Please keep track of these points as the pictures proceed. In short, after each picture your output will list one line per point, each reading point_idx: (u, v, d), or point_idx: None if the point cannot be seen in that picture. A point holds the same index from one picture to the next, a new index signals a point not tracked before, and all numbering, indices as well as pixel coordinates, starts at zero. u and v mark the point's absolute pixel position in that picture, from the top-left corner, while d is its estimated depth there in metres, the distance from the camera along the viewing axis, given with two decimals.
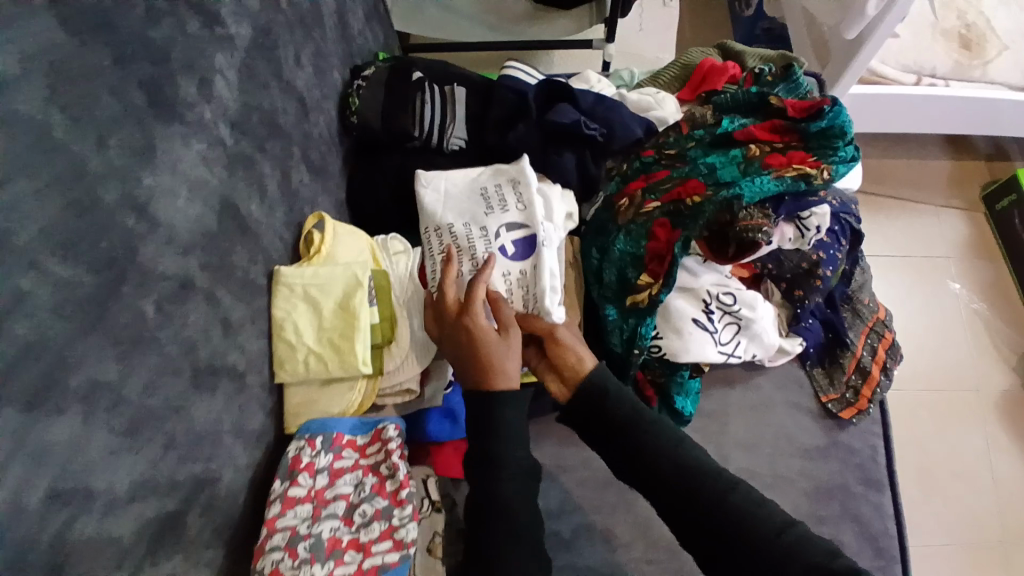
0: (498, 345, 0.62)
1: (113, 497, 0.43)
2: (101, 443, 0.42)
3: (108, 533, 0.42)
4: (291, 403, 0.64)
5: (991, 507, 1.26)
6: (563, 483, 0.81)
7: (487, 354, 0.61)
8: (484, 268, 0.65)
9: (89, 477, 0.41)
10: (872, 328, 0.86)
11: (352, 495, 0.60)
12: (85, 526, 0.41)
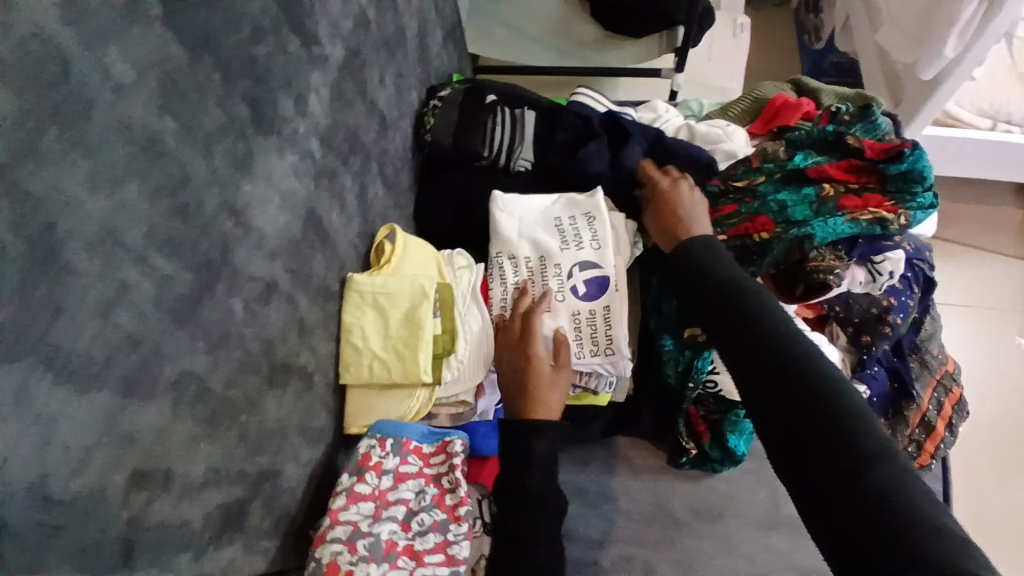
0: (548, 379, 0.67)
1: (192, 482, 0.44)
2: (186, 431, 0.43)
3: (182, 516, 0.43)
4: (352, 405, 0.65)
5: None
6: (605, 512, 0.80)
7: (536, 386, 0.66)
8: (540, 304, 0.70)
9: (174, 461, 0.42)
10: (939, 380, 0.83)
11: (412, 502, 0.60)
12: (162, 510, 0.41)
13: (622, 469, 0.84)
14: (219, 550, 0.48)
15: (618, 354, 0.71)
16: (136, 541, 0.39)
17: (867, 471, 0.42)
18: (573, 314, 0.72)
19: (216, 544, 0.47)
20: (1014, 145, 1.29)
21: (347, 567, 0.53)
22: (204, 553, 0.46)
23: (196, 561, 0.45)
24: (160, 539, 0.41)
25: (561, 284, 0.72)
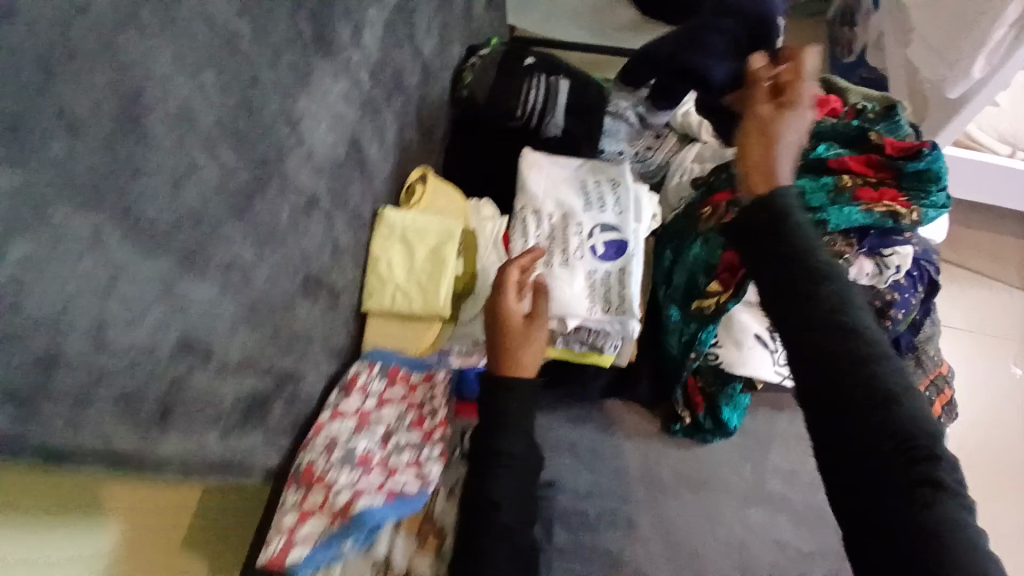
0: (519, 334, 0.65)
1: (228, 364, 0.47)
2: (227, 315, 0.46)
3: (217, 393, 0.47)
4: (371, 332, 0.69)
5: None
6: (594, 469, 0.84)
7: (504, 339, 0.64)
8: (523, 258, 0.68)
9: (216, 340, 0.45)
10: (933, 380, 0.86)
11: (391, 423, 0.63)
12: (199, 380, 0.44)
13: (615, 431, 0.87)
14: (241, 434, 0.51)
15: (628, 314, 0.74)
16: (176, 404, 0.43)
17: (932, 502, 0.39)
18: (590, 272, 0.74)
19: (239, 429, 0.51)
20: None
21: (323, 469, 0.58)
22: (229, 434, 0.50)
23: (222, 439, 0.49)
24: (196, 409, 0.45)
25: (581, 242, 0.75)
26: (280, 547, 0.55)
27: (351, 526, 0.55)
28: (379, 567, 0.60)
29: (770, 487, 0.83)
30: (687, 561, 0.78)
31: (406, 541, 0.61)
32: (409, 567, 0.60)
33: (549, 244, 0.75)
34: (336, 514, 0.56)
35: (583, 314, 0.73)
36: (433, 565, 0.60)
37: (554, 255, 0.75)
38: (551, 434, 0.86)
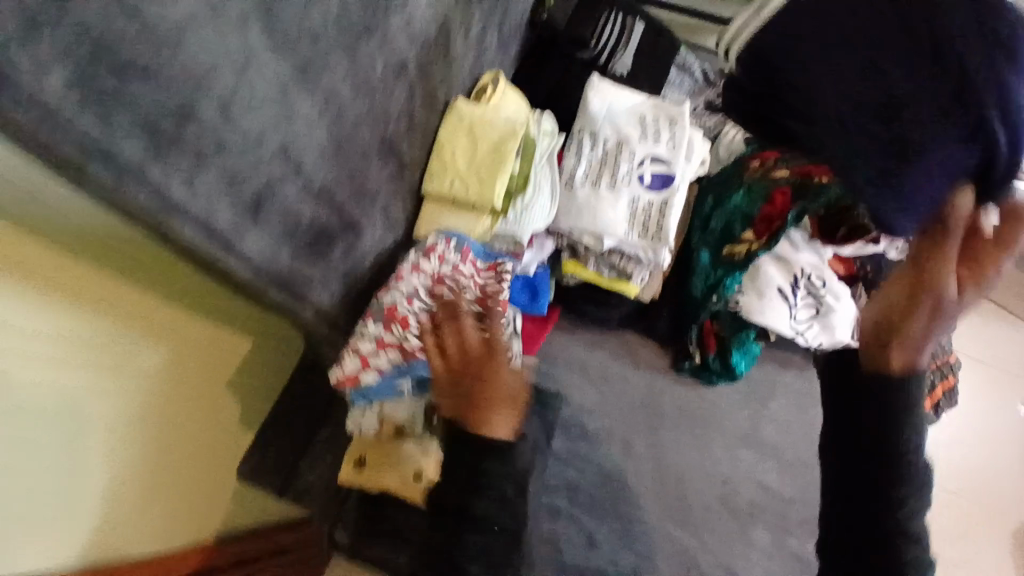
0: (500, 393, 0.58)
1: (312, 188, 0.54)
2: (318, 142, 0.52)
3: (297, 210, 0.53)
4: (424, 213, 0.74)
5: None
6: (602, 389, 0.91)
7: (483, 401, 0.57)
8: (496, 370, 0.59)
9: (306, 161, 0.51)
10: (939, 367, 0.88)
11: (463, 292, 0.69)
12: (286, 192, 0.51)
13: (627, 360, 0.92)
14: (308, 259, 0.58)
15: (662, 243, 0.78)
16: (268, 203, 0.49)
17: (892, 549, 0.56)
18: (633, 198, 0.78)
19: (306, 255, 0.57)
20: None
21: (405, 312, 0.66)
22: (299, 255, 0.56)
23: (292, 257, 0.55)
24: (279, 217, 0.51)
25: (631, 169, 0.78)
26: (354, 368, 0.64)
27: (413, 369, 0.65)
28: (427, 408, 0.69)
29: (763, 434, 0.88)
30: (672, 484, 0.86)
31: None
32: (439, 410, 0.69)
33: (600, 167, 0.79)
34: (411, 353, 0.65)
35: (620, 236, 0.78)
36: None
37: (603, 176, 0.79)
38: (567, 351, 0.93)
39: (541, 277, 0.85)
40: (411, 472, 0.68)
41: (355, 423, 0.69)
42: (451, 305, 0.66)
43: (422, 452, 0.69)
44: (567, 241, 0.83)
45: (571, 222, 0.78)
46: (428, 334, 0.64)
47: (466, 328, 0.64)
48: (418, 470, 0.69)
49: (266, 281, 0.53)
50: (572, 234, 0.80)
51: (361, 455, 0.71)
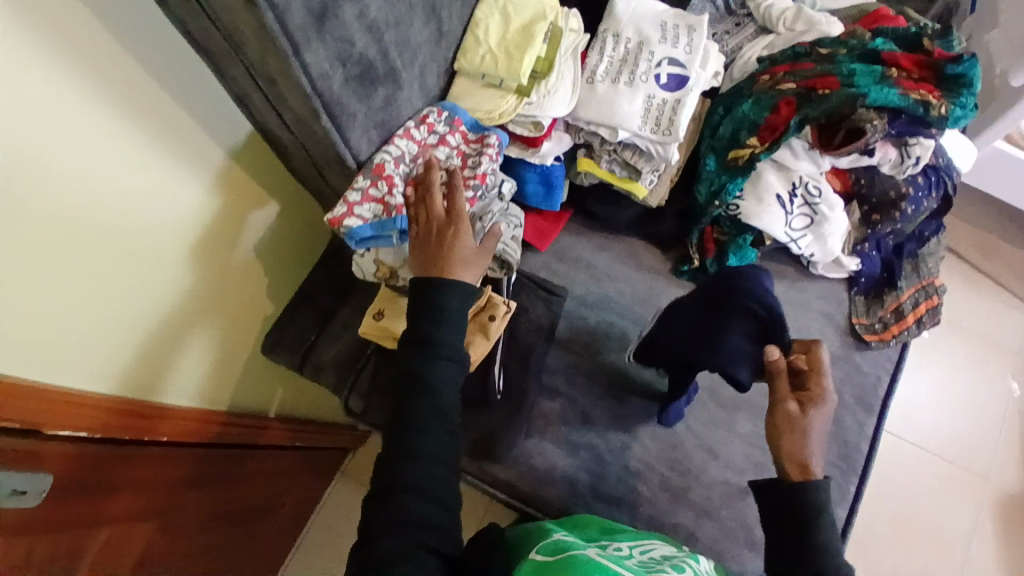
0: (465, 251, 0.69)
1: (366, 18, 0.63)
2: None
3: (351, 36, 0.62)
4: (455, 87, 0.81)
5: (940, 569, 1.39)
6: (605, 287, 0.97)
7: (450, 257, 0.68)
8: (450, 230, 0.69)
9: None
10: (922, 287, 0.96)
11: (442, 161, 0.76)
12: (344, 10, 0.60)
13: (630, 263, 0.99)
14: (354, 89, 0.66)
15: (671, 137, 0.84)
16: (331, 16, 0.59)
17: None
18: (649, 95, 0.85)
19: (353, 86, 0.66)
20: None
21: (390, 171, 0.72)
22: (348, 83, 0.65)
23: (342, 82, 0.64)
24: (337, 37, 0.61)
25: (649, 68, 0.85)
26: (342, 212, 0.70)
27: (393, 222, 0.72)
28: None
29: None
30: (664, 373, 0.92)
31: None
32: None
33: (621, 67, 0.86)
34: (392, 209, 0.72)
35: (633, 128, 0.84)
36: None
37: (622, 74, 0.86)
38: (575, 250, 0.99)
39: (556, 171, 0.90)
40: None
41: (360, 271, 0.77)
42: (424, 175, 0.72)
43: None
44: (584, 137, 0.90)
45: (590, 112, 0.85)
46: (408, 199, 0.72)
47: (434, 198, 0.71)
48: None
49: (317, 96, 0.63)
50: (590, 126, 0.87)
51: (381, 307, 0.83)
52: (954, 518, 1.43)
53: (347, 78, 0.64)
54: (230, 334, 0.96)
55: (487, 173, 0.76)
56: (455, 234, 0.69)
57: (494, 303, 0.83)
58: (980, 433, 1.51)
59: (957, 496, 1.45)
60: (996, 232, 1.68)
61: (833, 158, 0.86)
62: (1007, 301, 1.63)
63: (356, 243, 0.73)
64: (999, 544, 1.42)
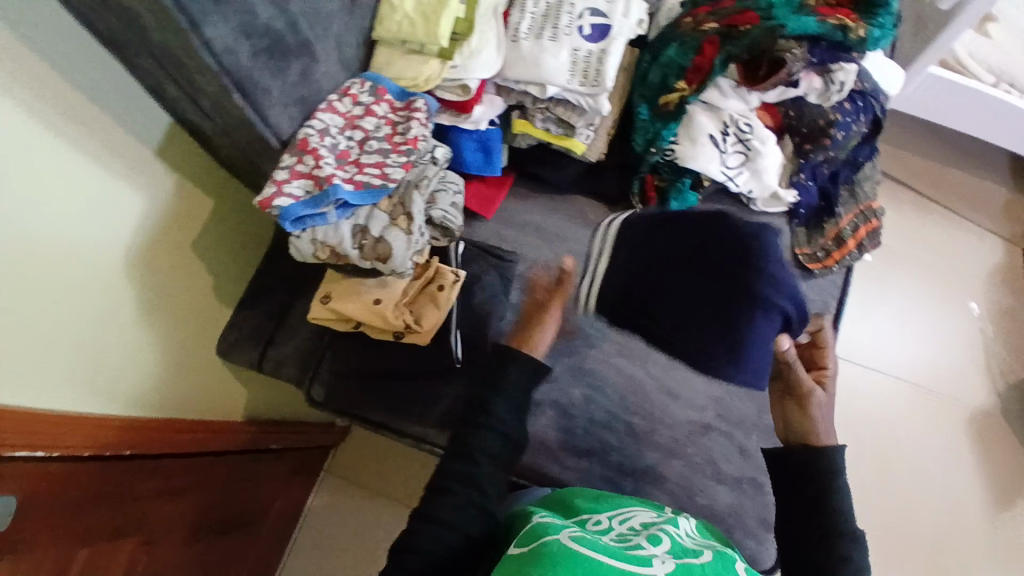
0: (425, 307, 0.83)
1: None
2: None
3: (255, 7, 0.61)
4: (377, 59, 0.80)
5: (915, 488, 1.46)
6: (555, 247, 0.98)
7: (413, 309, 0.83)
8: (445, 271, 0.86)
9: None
10: (860, 211, 0.99)
11: (371, 131, 0.76)
12: None
13: (578, 221, 0.99)
14: (266, 63, 0.65)
15: (600, 88, 0.85)
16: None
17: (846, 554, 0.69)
18: (574, 48, 0.85)
19: (263, 59, 0.65)
20: (1011, 104, 1.38)
21: (315, 145, 0.71)
22: (257, 57, 0.64)
23: (251, 56, 0.63)
24: (239, 8, 0.59)
25: (571, 21, 0.85)
26: (271, 192, 0.69)
27: (326, 194, 0.70)
28: (356, 231, 0.74)
29: None
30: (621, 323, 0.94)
31: (380, 214, 0.75)
32: (382, 235, 0.74)
33: (544, 23, 0.86)
34: (320, 181, 0.70)
35: (562, 83, 0.84)
36: (404, 239, 0.75)
37: (546, 29, 0.85)
38: (522, 214, 0.99)
39: (492, 136, 0.91)
40: (371, 300, 0.81)
41: (298, 254, 0.75)
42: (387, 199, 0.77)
43: (382, 285, 0.82)
44: (516, 99, 0.89)
45: (517, 72, 0.85)
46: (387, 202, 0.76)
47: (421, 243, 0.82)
48: (378, 297, 0.81)
49: (226, 72, 0.62)
50: (519, 86, 0.87)
51: (328, 291, 0.83)
52: (923, 439, 1.49)
53: (257, 52, 0.63)
54: (186, 339, 0.95)
55: (418, 137, 0.75)
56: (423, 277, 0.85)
57: (443, 273, 0.85)
58: (942, 356, 1.57)
59: (924, 418, 1.51)
60: (942, 158, 1.72)
61: (761, 94, 0.88)
62: (957, 225, 1.68)
63: (290, 223, 0.71)
64: (968, 459, 1.49)
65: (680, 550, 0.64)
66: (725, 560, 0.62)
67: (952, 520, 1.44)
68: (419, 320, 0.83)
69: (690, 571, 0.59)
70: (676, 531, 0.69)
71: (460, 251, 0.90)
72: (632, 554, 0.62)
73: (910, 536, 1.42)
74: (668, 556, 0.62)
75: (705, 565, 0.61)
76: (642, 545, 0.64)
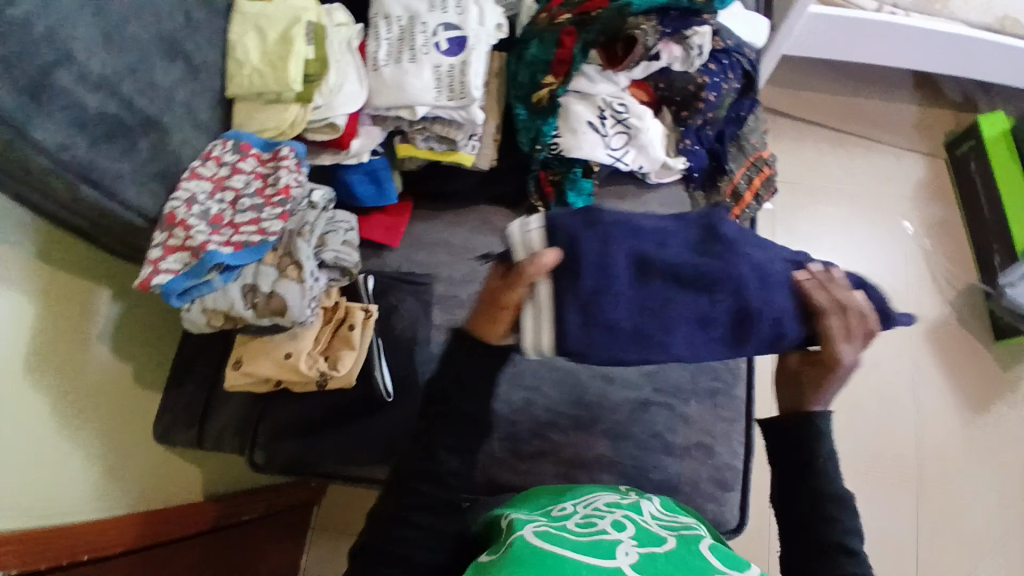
0: (343, 353, 0.82)
1: (90, 76, 0.62)
2: (86, 31, 0.61)
3: (80, 99, 0.61)
4: (236, 115, 0.81)
5: (891, 414, 1.47)
6: (469, 260, 0.97)
7: (332, 360, 0.82)
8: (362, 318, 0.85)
9: (76, 49, 0.60)
10: (753, 163, 1.04)
11: (241, 189, 0.75)
12: (63, 77, 0.59)
13: (486, 229, 0.99)
14: (108, 146, 0.65)
15: (467, 99, 0.85)
16: (46, 86, 0.58)
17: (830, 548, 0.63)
18: (435, 66, 0.85)
19: (105, 145, 0.65)
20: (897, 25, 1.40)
21: (183, 216, 0.70)
22: (97, 144, 0.64)
23: (90, 146, 0.63)
24: (63, 104, 0.59)
25: (427, 40, 0.86)
26: (148, 273, 0.68)
27: (203, 263, 0.69)
28: (246, 291, 0.73)
29: None
30: None
31: (268, 269, 0.74)
32: (273, 290, 0.73)
33: (401, 48, 0.86)
34: (195, 251, 0.69)
35: (429, 102, 0.85)
36: (298, 289, 0.74)
37: (403, 52, 0.86)
38: (430, 235, 0.98)
39: (380, 164, 0.90)
40: (282, 355, 0.79)
41: (192, 324, 0.74)
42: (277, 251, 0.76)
43: (290, 337, 0.80)
44: (393, 124, 0.89)
45: (384, 99, 0.84)
46: (275, 254, 0.76)
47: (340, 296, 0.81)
48: (288, 351, 0.80)
49: (68, 169, 0.61)
50: (390, 112, 0.86)
51: (239, 355, 0.82)
52: (886, 363, 1.51)
53: (95, 138, 0.63)
54: (120, 431, 0.94)
55: (290, 185, 0.75)
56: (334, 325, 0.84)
57: (352, 311, 0.84)
58: (888, 277, 1.58)
59: (885, 341, 1.53)
60: (848, 89, 1.75)
61: (627, 73, 0.90)
62: (878, 150, 1.70)
63: (173, 298, 0.70)
64: (936, 373, 1.51)
65: (645, 536, 0.57)
66: (688, 544, 0.56)
67: (930, 436, 1.47)
68: (336, 364, 0.82)
69: (654, 560, 0.52)
70: (640, 516, 0.62)
71: (370, 285, 0.88)
72: (597, 543, 0.55)
73: (890, 458, 1.44)
74: (633, 543, 0.55)
75: (669, 553, 0.54)
76: (607, 530, 0.57)
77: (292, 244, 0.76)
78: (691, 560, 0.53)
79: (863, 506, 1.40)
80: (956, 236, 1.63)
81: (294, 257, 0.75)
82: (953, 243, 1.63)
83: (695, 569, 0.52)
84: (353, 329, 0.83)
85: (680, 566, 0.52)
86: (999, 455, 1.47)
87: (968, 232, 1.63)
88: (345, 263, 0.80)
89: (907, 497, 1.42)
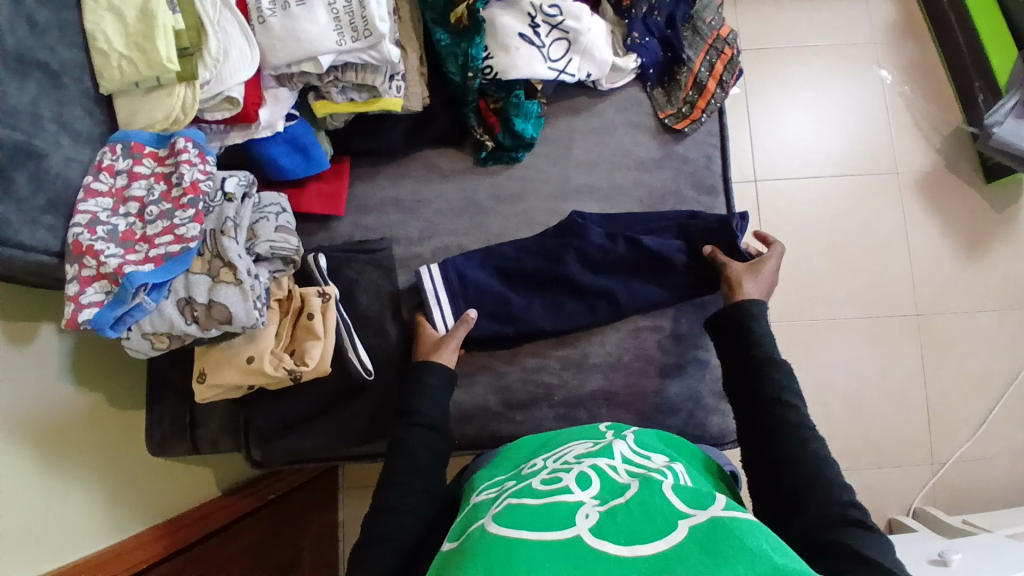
0: (309, 345, 0.77)
1: None
2: None
3: None
4: (121, 113, 0.70)
5: (887, 277, 1.44)
6: (422, 215, 0.90)
7: (299, 355, 0.77)
8: (323, 305, 0.78)
9: None
10: (712, 45, 0.94)
11: (144, 197, 0.68)
12: None
13: (433, 176, 0.91)
14: None
15: (375, 36, 0.74)
16: None
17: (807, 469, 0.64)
18: (330, 4, 0.74)
19: None
20: None
21: (90, 242, 0.63)
22: None
23: None
24: None
25: None
26: (71, 311, 0.61)
27: (124, 288, 0.62)
28: (182, 306, 0.67)
29: (577, 181, 0.90)
30: None
31: (199, 277, 0.68)
32: (211, 299, 0.67)
33: None
34: (113, 277, 0.63)
35: (333, 48, 0.74)
36: (237, 293, 0.68)
37: None
38: (375, 195, 0.90)
39: (300, 130, 0.81)
40: (244, 360, 0.74)
41: (137, 352, 0.69)
42: (204, 255, 0.69)
43: (249, 340, 0.75)
44: (302, 82, 0.78)
45: (282, 55, 0.74)
46: (201, 258, 0.69)
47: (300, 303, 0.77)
48: (250, 355, 0.74)
49: None
50: (294, 69, 0.76)
51: (202, 367, 0.77)
52: (877, 224, 1.46)
53: None
54: (116, 462, 0.91)
55: (197, 181, 0.68)
56: (291, 318, 0.78)
57: (308, 299, 0.78)
58: (867, 133, 1.50)
59: (872, 202, 1.47)
60: None
61: None
62: None
63: (105, 333, 0.64)
64: (928, 225, 1.47)
65: (609, 490, 0.56)
66: (651, 484, 0.55)
67: (927, 290, 1.45)
68: (304, 358, 0.76)
69: (615, 516, 0.52)
70: (609, 463, 0.61)
71: (323, 265, 0.81)
72: (558, 507, 0.54)
73: (890, 318, 1.43)
74: (595, 503, 0.54)
75: (630, 501, 0.53)
76: (571, 489, 0.57)
77: (218, 245, 0.69)
78: (652, 505, 0.52)
79: (867, 370, 1.41)
80: (936, 77, 1.52)
81: (224, 258, 0.68)
82: (934, 84, 1.52)
83: (655, 515, 0.51)
84: (313, 318, 0.77)
85: (640, 516, 0.51)
86: (996, 296, 1.46)
87: (946, 71, 1.52)
88: (285, 250, 0.74)
89: (909, 353, 1.42)
